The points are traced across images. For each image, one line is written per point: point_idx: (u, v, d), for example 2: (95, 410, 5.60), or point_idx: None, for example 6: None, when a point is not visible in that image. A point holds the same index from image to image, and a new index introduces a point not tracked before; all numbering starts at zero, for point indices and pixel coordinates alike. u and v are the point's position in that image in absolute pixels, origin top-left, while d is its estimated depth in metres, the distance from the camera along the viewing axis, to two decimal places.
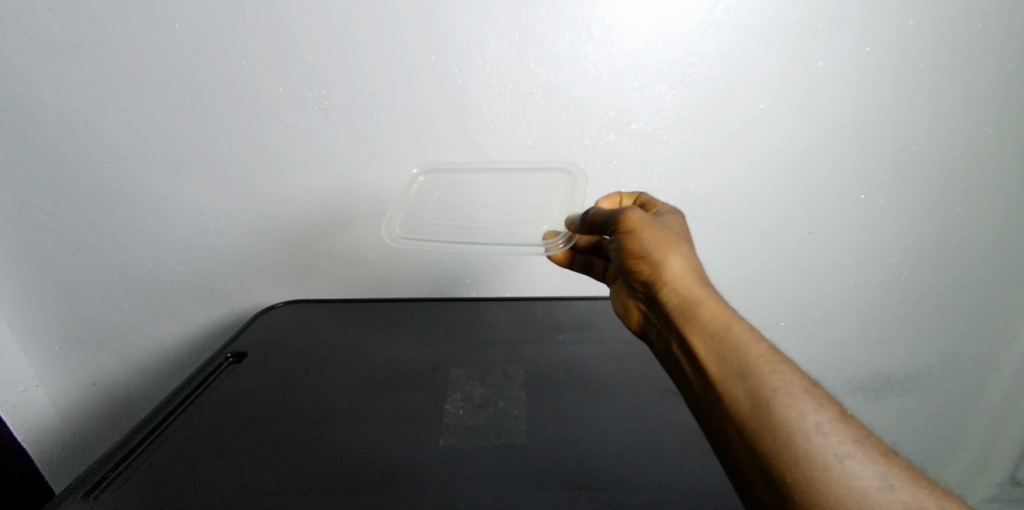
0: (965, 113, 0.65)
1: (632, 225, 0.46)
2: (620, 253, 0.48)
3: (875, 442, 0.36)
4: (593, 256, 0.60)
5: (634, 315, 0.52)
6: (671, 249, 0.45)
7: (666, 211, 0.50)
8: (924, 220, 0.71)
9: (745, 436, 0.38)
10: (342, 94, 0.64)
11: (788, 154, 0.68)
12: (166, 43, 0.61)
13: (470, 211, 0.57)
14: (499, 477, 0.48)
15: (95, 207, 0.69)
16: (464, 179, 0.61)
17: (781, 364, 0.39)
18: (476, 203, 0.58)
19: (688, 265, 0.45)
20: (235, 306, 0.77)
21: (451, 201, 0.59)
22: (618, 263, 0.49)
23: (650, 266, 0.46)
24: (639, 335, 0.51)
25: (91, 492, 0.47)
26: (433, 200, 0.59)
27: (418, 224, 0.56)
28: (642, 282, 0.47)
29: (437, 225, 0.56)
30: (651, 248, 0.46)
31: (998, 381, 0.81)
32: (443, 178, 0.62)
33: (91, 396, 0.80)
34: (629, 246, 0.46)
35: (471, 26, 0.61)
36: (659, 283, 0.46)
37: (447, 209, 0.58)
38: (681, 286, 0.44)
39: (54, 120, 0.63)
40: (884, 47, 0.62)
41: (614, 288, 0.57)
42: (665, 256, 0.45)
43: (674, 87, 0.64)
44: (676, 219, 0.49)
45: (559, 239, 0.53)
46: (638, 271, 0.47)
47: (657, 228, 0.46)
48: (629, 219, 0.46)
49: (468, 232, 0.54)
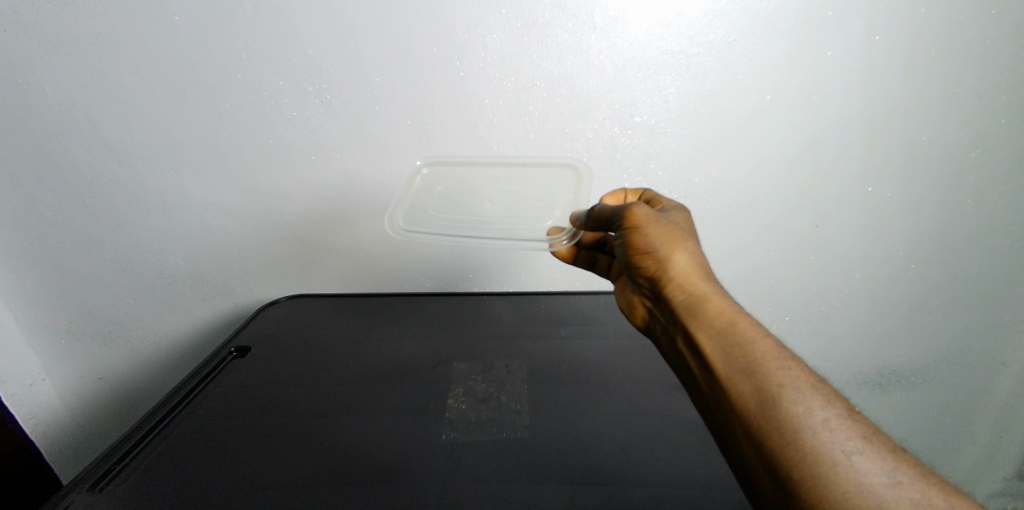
0: (977, 103, 0.64)
1: (638, 220, 0.45)
2: (625, 249, 0.47)
3: (883, 438, 0.35)
4: (597, 253, 0.60)
5: (639, 311, 0.51)
6: (677, 245, 0.45)
7: (671, 206, 0.50)
8: (932, 213, 0.70)
9: (752, 432, 0.37)
10: (343, 87, 0.63)
11: (794, 147, 0.67)
12: (166, 36, 0.60)
13: (473, 206, 0.57)
14: (502, 471, 0.48)
15: (98, 202, 0.69)
16: (468, 173, 0.60)
17: (788, 360, 0.39)
18: (480, 198, 0.58)
19: (694, 261, 0.44)
20: (238, 300, 0.77)
21: (454, 195, 0.58)
22: (623, 259, 0.48)
23: (655, 262, 0.45)
24: (643, 330, 0.51)
25: (96, 484, 0.47)
26: (436, 194, 0.58)
27: (421, 218, 0.56)
28: (647, 278, 0.47)
29: (440, 219, 0.55)
30: (657, 243, 0.45)
31: (1005, 375, 0.80)
32: (446, 172, 0.61)
33: (97, 390, 0.80)
34: (634, 242, 0.46)
35: (472, 18, 0.60)
36: (665, 279, 0.45)
37: (450, 204, 0.57)
38: (687, 282, 0.44)
39: (55, 114, 0.63)
40: (894, 36, 0.61)
41: (618, 283, 0.56)
42: (671, 252, 0.44)
43: (679, 78, 0.63)
44: (682, 215, 0.48)
45: (563, 235, 0.52)
46: (642, 267, 0.47)
47: (663, 223, 0.46)
48: (634, 214, 0.46)
49: (472, 227, 0.54)
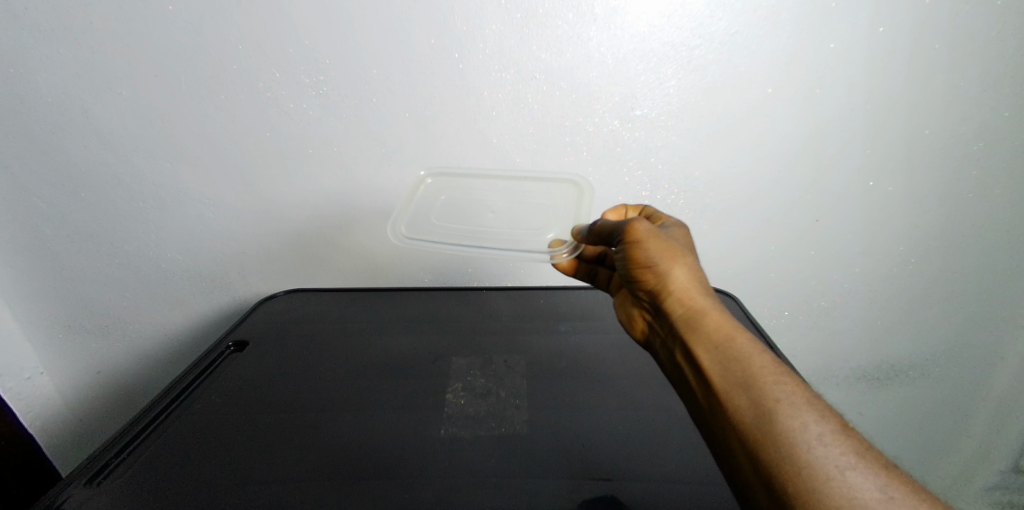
0: (981, 97, 0.63)
1: (639, 235, 0.45)
2: (625, 263, 0.47)
3: (876, 455, 0.35)
4: (597, 266, 0.59)
5: (639, 324, 0.52)
6: (676, 260, 0.44)
7: (671, 222, 0.49)
8: (934, 207, 0.70)
9: (748, 445, 0.38)
10: (341, 78, 0.62)
11: (796, 143, 0.66)
12: (158, 25, 0.59)
13: (475, 215, 0.56)
14: (502, 464, 0.49)
15: (94, 195, 0.68)
16: (471, 184, 0.60)
17: (784, 375, 0.39)
18: (483, 208, 0.57)
19: (693, 276, 0.44)
20: (237, 294, 0.77)
21: (458, 204, 0.58)
22: (624, 272, 0.48)
23: (655, 276, 0.45)
24: (643, 344, 0.51)
25: (94, 479, 0.48)
26: (440, 204, 0.58)
27: (424, 227, 0.55)
28: (647, 291, 0.47)
29: (443, 228, 0.55)
30: (657, 258, 0.45)
31: (1003, 370, 0.80)
32: (451, 183, 0.60)
33: (98, 382, 0.81)
34: (634, 256, 0.45)
35: (471, 8, 0.59)
36: (664, 293, 0.45)
37: (452, 213, 0.57)
38: (687, 297, 0.44)
39: (49, 105, 0.62)
40: (900, 28, 0.59)
41: (618, 296, 0.56)
42: (671, 267, 0.44)
43: (680, 70, 0.62)
44: (681, 231, 0.48)
45: (564, 247, 0.52)
46: (643, 280, 0.46)
47: (663, 238, 0.45)
48: (635, 229, 0.45)
49: (475, 237, 0.54)
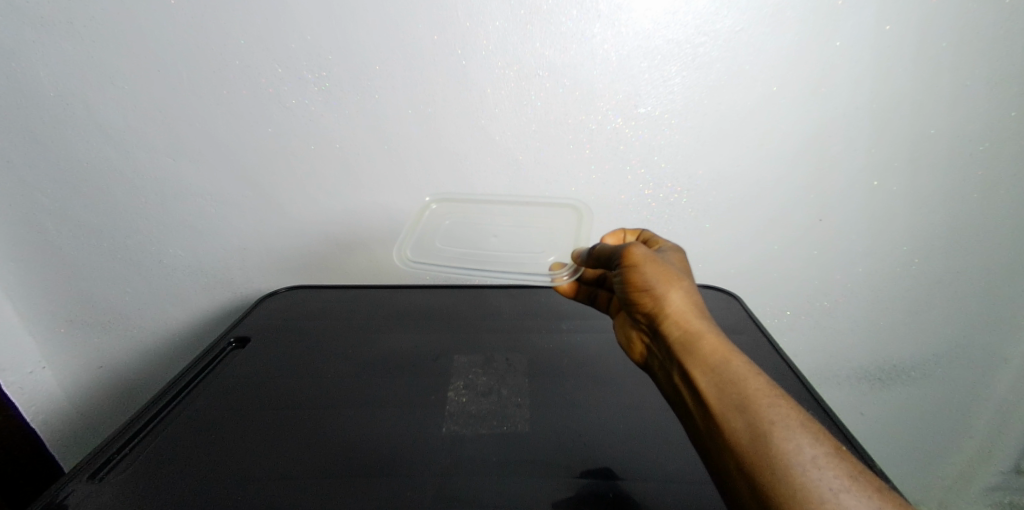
0: (988, 96, 0.62)
1: (635, 259, 0.46)
2: (623, 286, 0.47)
3: (870, 478, 0.35)
4: (596, 288, 0.61)
5: (638, 347, 0.52)
6: (672, 283, 0.45)
7: (668, 247, 0.50)
8: (938, 208, 0.69)
9: (743, 467, 0.38)
10: (343, 74, 0.62)
11: (800, 141, 0.66)
12: (160, 19, 0.59)
13: (477, 240, 0.56)
14: (503, 462, 0.49)
15: (97, 189, 0.68)
16: (474, 209, 0.60)
17: (778, 398, 0.39)
18: (485, 232, 0.57)
19: (689, 300, 0.45)
20: (238, 290, 0.77)
21: (461, 228, 0.58)
22: (622, 295, 0.48)
23: (652, 299, 0.45)
24: (641, 366, 0.51)
25: (96, 473, 0.48)
26: (444, 228, 0.58)
27: (428, 249, 0.55)
28: (645, 314, 0.47)
29: (445, 251, 0.55)
30: (653, 282, 0.45)
31: (1004, 371, 0.80)
32: (454, 208, 0.60)
33: (99, 376, 0.81)
34: (631, 279, 0.46)
35: (474, 3, 0.58)
36: (661, 316, 0.45)
37: (455, 236, 0.57)
38: (683, 319, 0.44)
39: (51, 99, 0.62)
40: (906, 26, 0.59)
41: (617, 319, 0.58)
42: (667, 290, 0.45)
43: (685, 67, 0.62)
44: (677, 256, 0.48)
45: (565, 269, 0.53)
46: (641, 303, 0.47)
47: (659, 262, 0.46)
48: (631, 253, 0.46)
49: (476, 259, 0.53)
